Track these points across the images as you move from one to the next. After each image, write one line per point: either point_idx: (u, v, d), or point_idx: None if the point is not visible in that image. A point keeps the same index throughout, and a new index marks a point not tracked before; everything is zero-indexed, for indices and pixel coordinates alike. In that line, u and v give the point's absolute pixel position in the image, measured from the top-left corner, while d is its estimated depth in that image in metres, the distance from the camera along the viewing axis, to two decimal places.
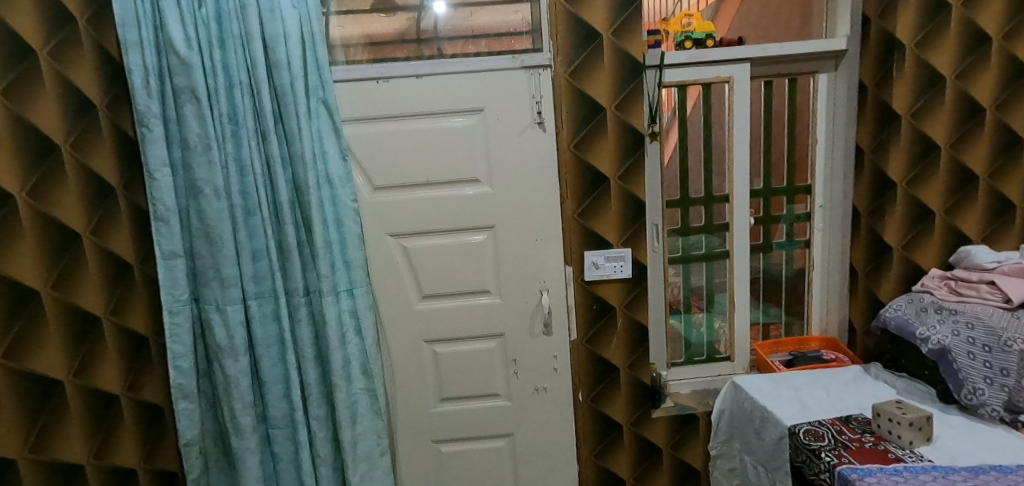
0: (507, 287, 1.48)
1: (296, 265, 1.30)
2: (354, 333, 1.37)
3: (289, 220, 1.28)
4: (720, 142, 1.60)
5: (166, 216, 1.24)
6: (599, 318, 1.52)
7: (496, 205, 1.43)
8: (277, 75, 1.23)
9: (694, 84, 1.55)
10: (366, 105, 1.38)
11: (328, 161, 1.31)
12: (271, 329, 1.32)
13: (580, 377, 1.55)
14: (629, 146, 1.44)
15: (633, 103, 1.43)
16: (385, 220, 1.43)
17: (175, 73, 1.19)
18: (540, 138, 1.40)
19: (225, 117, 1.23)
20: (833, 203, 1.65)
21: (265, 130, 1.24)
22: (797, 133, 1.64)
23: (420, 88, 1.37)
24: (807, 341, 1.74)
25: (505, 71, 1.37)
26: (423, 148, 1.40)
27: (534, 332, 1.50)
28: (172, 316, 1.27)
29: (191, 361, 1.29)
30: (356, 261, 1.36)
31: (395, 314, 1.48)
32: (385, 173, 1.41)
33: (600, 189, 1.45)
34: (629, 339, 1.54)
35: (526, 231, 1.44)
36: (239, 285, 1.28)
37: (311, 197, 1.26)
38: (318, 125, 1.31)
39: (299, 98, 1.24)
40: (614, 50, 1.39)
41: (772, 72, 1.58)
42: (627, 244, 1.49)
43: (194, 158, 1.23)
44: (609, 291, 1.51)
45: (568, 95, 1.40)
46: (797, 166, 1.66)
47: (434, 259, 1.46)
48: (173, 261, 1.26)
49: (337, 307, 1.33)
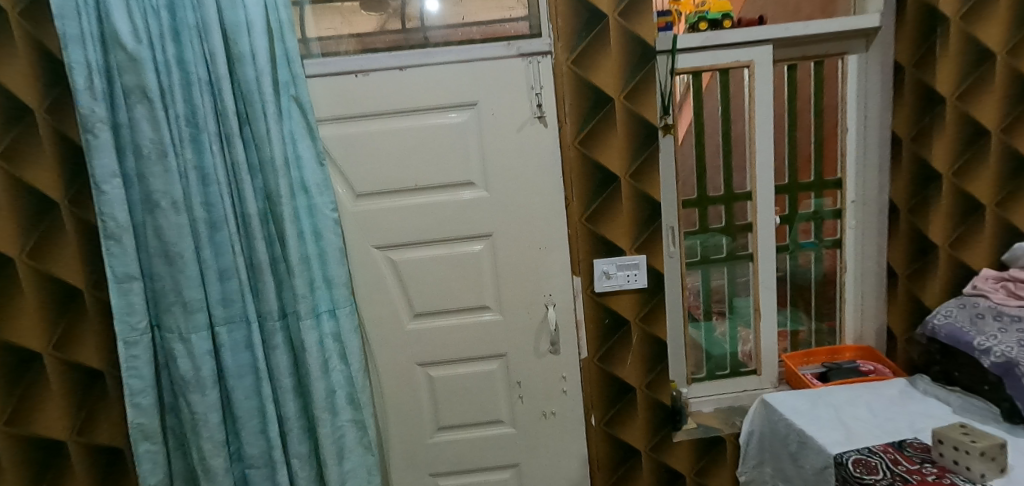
0: (508, 302, 1.32)
1: (269, 285, 1.15)
2: (339, 359, 1.22)
3: (260, 235, 1.13)
4: (739, 135, 1.45)
5: (119, 234, 1.09)
6: (612, 334, 1.36)
7: (493, 210, 1.28)
8: (240, 70, 1.08)
9: (709, 70, 1.40)
10: (343, 101, 1.22)
11: (303, 166, 1.17)
12: (244, 357, 1.18)
13: (592, 400, 1.39)
14: (641, 141, 1.28)
15: (645, 93, 1.27)
16: (369, 231, 1.27)
17: (123, 70, 1.05)
18: (541, 134, 1.25)
19: (183, 120, 1.09)
20: (867, 198, 1.50)
21: (228, 133, 1.10)
22: (825, 121, 1.49)
23: (404, 81, 1.22)
24: (842, 351, 1.59)
25: (498, 59, 1.21)
26: (411, 149, 1.25)
27: (539, 351, 1.35)
28: (129, 347, 1.11)
29: (152, 397, 1.14)
30: (337, 278, 1.21)
31: (385, 336, 1.32)
32: (366, 178, 1.26)
33: (610, 189, 1.29)
34: (646, 355, 1.38)
35: (527, 238, 1.29)
36: (204, 310, 1.14)
37: (284, 208, 1.12)
38: (291, 127, 1.16)
39: (266, 97, 1.09)
40: (621, 33, 1.23)
41: (795, 55, 1.42)
42: (642, 250, 1.33)
43: (149, 167, 1.08)
44: (622, 304, 1.34)
45: (571, 84, 1.24)
46: (825, 158, 1.50)
47: (426, 273, 1.30)
48: (128, 284, 1.11)
49: (317, 331, 1.18)
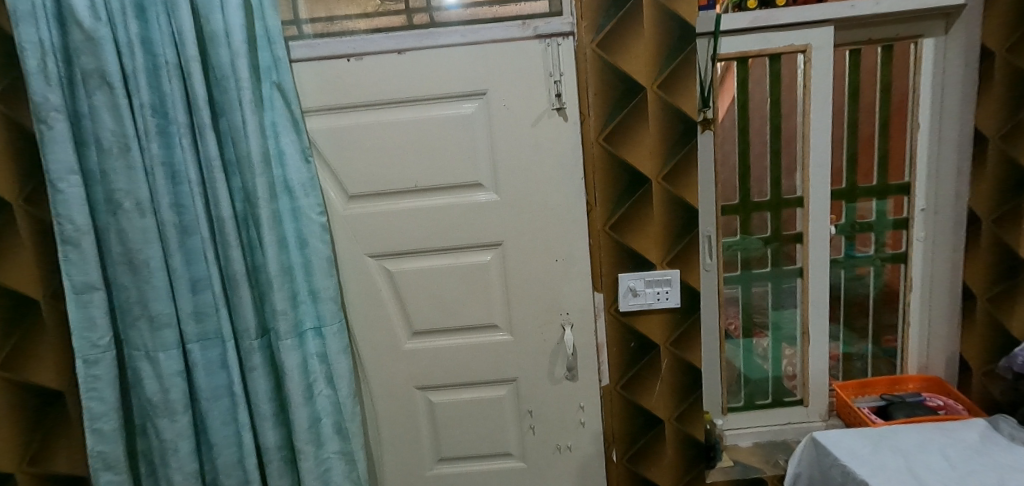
0: (521, 321, 1.16)
1: (245, 299, 1.01)
2: (325, 383, 1.09)
3: (235, 241, 0.99)
4: (790, 131, 1.26)
5: (77, 238, 0.95)
6: (638, 359, 1.18)
7: (504, 216, 1.11)
8: (214, 53, 0.94)
9: (758, 56, 1.20)
10: (333, 89, 1.07)
11: (286, 164, 1.03)
12: (220, 379, 1.05)
13: (613, 433, 1.21)
14: (677, 138, 1.09)
15: (684, 82, 1.07)
16: (362, 238, 1.13)
17: (80, 51, 0.91)
18: (560, 129, 1.08)
19: (148, 109, 0.95)
20: (939, 206, 1.29)
21: (200, 125, 0.95)
22: (892, 115, 1.28)
23: (403, 67, 1.06)
24: (903, 382, 1.38)
25: (512, 41, 1.05)
26: (410, 146, 1.09)
27: (554, 377, 1.18)
28: (89, 366, 0.98)
29: (115, 422, 1.01)
30: (324, 292, 1.07)
31: (380, 356, 1.18)
32: (360, 178, 1.11)
33: (638, 194, 1.10)
34: (677, 385, 1.19)
35: (543, 249, 1.13)
36: (174, 326, 1.01)
37: (263, 212, 0.99)
38: (273, 119, 1.02)
39: (241, 83, 0.95)
40: (656, 10, 1.04)
41: (860, 38, 1.22)
42: (675, 264, 1.14)
43: (111, 163, 0.95)
44: (651, 325, 1.16)
45: (596, 72, 1.06)
46: (890, 159, 1.30)
47: (427, 286, 1.15)
48: (88, 296, 0.97)
49: (300, 352, 1.05)
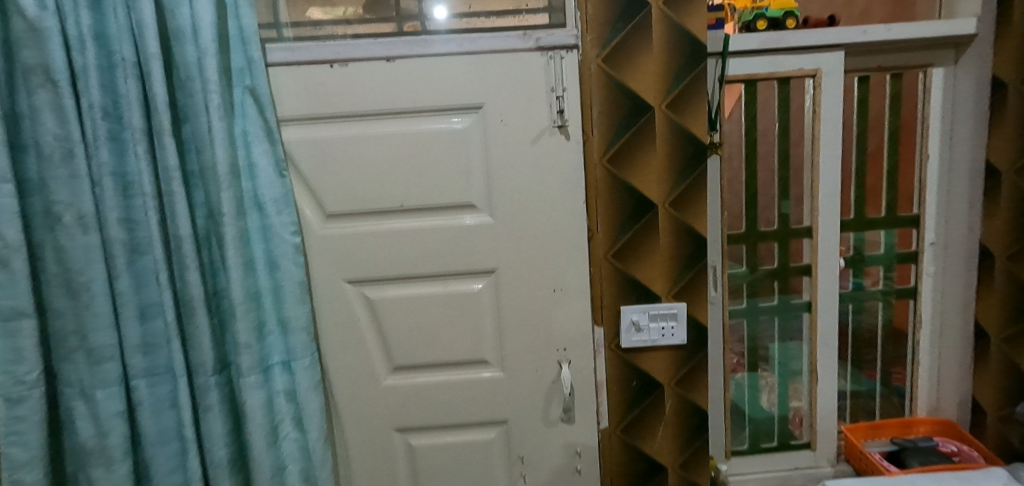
0: (514, 357, 1.05)
1: (203, 328, 0.89)
2: (293, 424, 0.96)
3: (194, 263, 0.87)
4: (799, 158, 1.20)
5: (4, 257, 0.81)
6: (640, 400, 1.08)
7: (499, 241, 1.02)
8: (179, 50, 0.84)
9: (767, 79, 1.15)
10: (313, 97, 0.97)
11: (258, 177, 0.92)
12: (168, 419, 0.92)
13: (611, 481, 1.11)
14: (687, 161, 1.01)
15: (694, 102, 1.00)
16: (341, 261, 1.02)
17: (21, 44, 0.78)
18: (562, 148, 0.99)
19: (99, 112, 0.84)
20: (950, 240, 1.24)
21: (159, 130, 0.84)
22: (901, 144, 1.23)
23: (393, 77, 0.97)
24: (914, 424, 1.30)
25: (511, 53, 0.97)
26: (397, 163, 1.00)
27: (549, 419, 1.08)
28: (10, 407, 0.83)
29: (39, 474, 0.85)
30: (295, 321, 0.95)
31: (356, 394, 1.06)
32: (340, 196, 1.00)
33: (644, 220, 1.02)
34: (682, 429, 1.09)
35: (540, 279, 1.03)
36: (117, 359, 0.87)
37: (228, 231, 0.87)
38: (245, 127, 0.92)
39: (210, 86, 0.85)
40: (666, 25, 0.97)
41: (870, 65, 1.18)
42: (682, 297, 1.05)
43: (51, 171, 0.82)
44: (655, 363, 1.07)
45: (601, 88, 0.98)
46: (901, 190, 1.25)
47: (411, 316, 1.04)
48: (14, 324, 0.82)
49: (265, 390, 0.92)
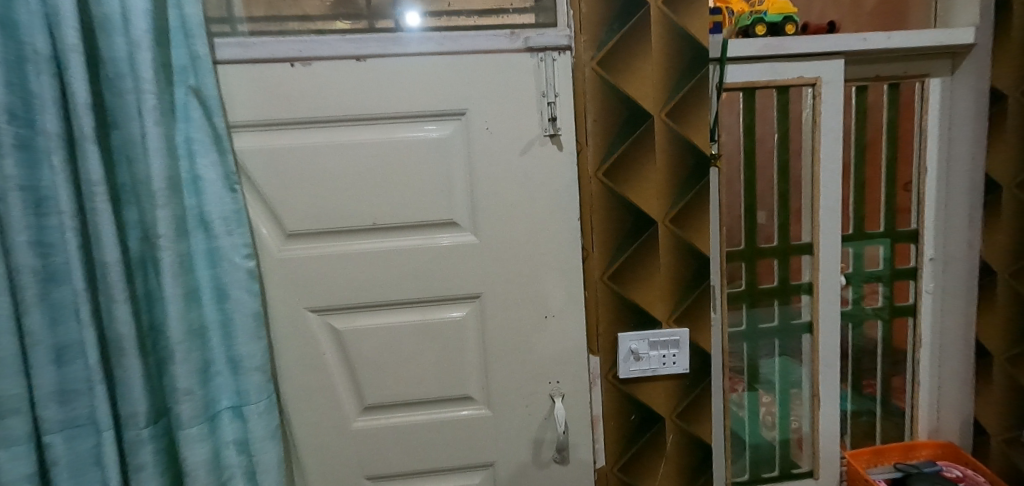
0: (502, 393, 0.94)
1: (135, 373, 0.75)
2: (245, 479, 0.83)
3: (123, 296, 0.73)
4: (799, 171, 1.14)
5: None
6: (639, 436, 0.98)
7: (485, 263, 0.91)
8: (107, 42, 0.71)
9: (767, 87, 1.08)
10: (270, 100, 0.85)
11: (204, 192, 0.79)
12: (92, 481, 0.77)
13: None
14: (688, 174, 0.93)
15: (695, 111, 0.92)
16: (304, 287, 0.89)
17: None
18: (554, 160, 0.90)
19: (4, 113, 0.69)
20: (949, 255, 1.20)
21: (80, 137, 0.70)
22: (899, 157, 1.19)
23: (364, 78, 0.86)
24: (916, 448, 1.25)
25: (498, 54, 0.87)
26: (369, 176, 0.88)
27: (541, 460, 0.97)
28: None
29: None
30: (247, 360, 0.81)
31: (322, 438, 0.93)
32: (303, 214, 0.88)
33: (643, 238, 0.93)
34: (683, 466, 1.00)
35: (530, 304, 0.93)
36: (24, 411, 0.72)
37: (166, 256, 0.74)
38: (188, 134, 0.79)
39: (144, 84, 0.72)
40: (666, 27, 0.89)
41: (869, 74, 1.13)
42: (683, 321, 0.97)
43: None
44: (655, 394, 0.98)
45: (596, 94, 0.89)
46: (900, 204, 1.20)
47: (386, 348, 0.92)
48: None
49: (209, 441, 0.79)
